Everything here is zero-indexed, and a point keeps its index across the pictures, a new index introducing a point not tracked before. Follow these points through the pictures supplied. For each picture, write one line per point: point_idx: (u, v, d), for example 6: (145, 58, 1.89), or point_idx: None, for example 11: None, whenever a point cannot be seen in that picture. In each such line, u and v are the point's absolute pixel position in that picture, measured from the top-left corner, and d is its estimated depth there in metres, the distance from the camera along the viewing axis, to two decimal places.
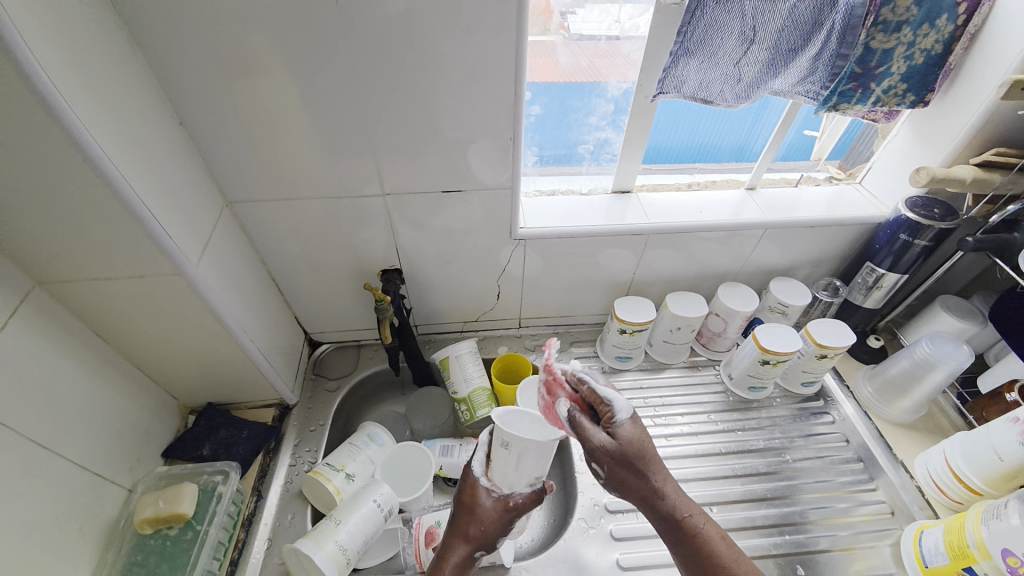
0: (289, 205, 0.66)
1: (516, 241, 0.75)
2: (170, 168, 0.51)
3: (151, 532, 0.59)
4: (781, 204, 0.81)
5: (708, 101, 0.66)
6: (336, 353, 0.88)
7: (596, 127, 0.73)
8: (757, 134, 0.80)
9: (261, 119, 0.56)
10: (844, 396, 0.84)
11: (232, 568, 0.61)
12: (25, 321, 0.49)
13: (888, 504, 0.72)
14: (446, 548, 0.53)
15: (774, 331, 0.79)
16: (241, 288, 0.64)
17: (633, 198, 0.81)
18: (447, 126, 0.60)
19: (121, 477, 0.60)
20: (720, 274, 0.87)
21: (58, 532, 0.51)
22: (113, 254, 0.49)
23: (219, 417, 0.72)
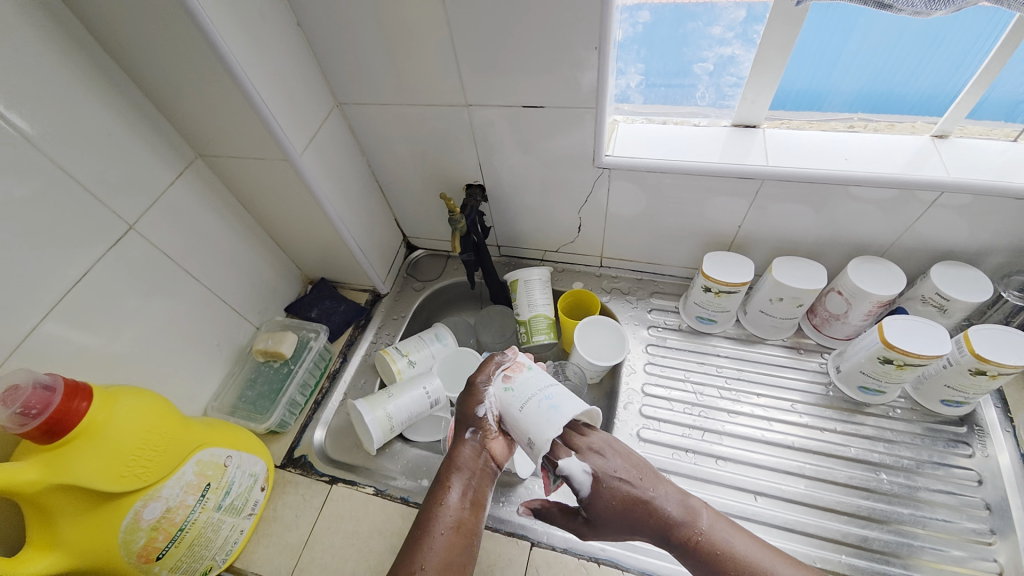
0: (386, 110, 0.71)
1: (600, 170, 0.70)
2: (287, 64, 0.59)
3: (263, 360, 0.76)
4: (982, 162, 0.59)
5: (885, 4, 0.48)
6: (428, 258, 0.97)
7: (720, 40, 0.60)
8: (935, 75, 0.58)
9: (357, 23, 0.59)
10: (1000, 432, 0.64)
11: (314, 406, 0.76)
12: (187, 182, 0.64)
13: (1001, 565, 0.57)
14: (455, 452, 0.55)
15: (909, 326, 0.62)
16: (342, 183, 0.73)
17: (759, 133, 0.67)
18: (529, 34, 0.56)
19: (251, 317, 0.78)
20: (861, 245, 0.69)
21: (203, 343, 0.70)
22: (239, 136, 0.60)
23: (326, 290, 0.87)
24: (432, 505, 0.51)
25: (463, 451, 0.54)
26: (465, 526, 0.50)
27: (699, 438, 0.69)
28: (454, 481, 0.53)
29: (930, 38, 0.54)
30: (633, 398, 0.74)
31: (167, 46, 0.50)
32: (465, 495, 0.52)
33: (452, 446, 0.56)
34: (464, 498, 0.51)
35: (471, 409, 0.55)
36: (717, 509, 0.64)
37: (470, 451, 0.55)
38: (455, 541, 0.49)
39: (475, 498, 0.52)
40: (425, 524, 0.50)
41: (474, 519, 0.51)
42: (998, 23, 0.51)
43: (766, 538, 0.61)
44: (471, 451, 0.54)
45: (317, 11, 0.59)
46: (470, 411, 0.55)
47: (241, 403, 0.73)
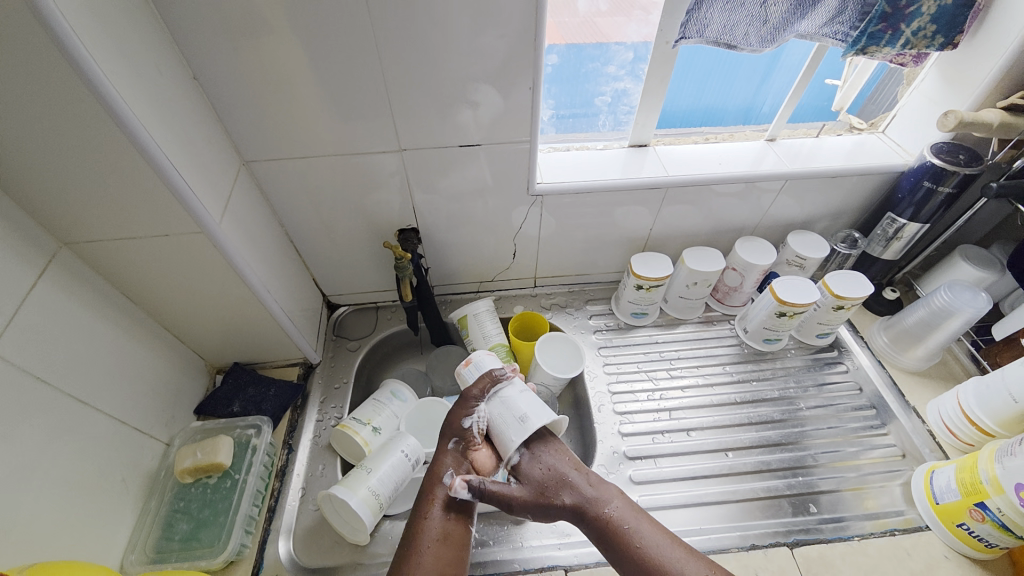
0: (304, 163, 0.65)
1: (533, 197, 0.75)
2: (186, 125, 0.51)
3: (192, 481, 0.62)
4: (803, 154, 0.80)
5: (732, 46, 0.64)
6: (355, 315, 0.89)
7: (614, 77, 0.72)
8: (775, 95, 0.79)
9: (272, 72, 0.55)
10: (859, 347, 0.85)
11: (270, 514, 0.64)
12: (55, 280, 0.50)
13: (899, 447, 0.75)
14: (438, 465, 0.58)
15: (791, 283, 0.78)
16: (261, 249, 0.65)
17: (650, 151, 0.80)
18: (464, 78, 0.58)
19: (158, 432, 0.63)
20: (738, 228, 0.86)
21: (101, 480, 0.55)
22: (137, 211, 0.50)
23: (246, 375, 0.74)
24: (420, 518, 0.54)
25: (447, 461, 0.58)
26: (452, 536, 0.53)
27: (667, 418, 0.78)
28: (439, 493, 0.56)
29: (765, 68, 0.74)
30: (603, 400, 0.80)
31: (36, 111, 0.40)
32: (450, 502, 0.55)
33: (435, 461, 0.59)
34: (449, 509, 0.55)
35: (458, 420, 0.59)
36: (701, 474, 0.72)
37: (454, 459, 0.58)
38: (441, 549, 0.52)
39: (461, 505, 0.56)
40: (414, 535, 0.53)
41: (459, 527, 0.54)
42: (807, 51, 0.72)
43: (745, 485, 0.71)
44: (452, 460, 0.58)
45: (220, 63, 0.53)
46: (455, 423, 0.59)
47: (173, 544, 0.58)
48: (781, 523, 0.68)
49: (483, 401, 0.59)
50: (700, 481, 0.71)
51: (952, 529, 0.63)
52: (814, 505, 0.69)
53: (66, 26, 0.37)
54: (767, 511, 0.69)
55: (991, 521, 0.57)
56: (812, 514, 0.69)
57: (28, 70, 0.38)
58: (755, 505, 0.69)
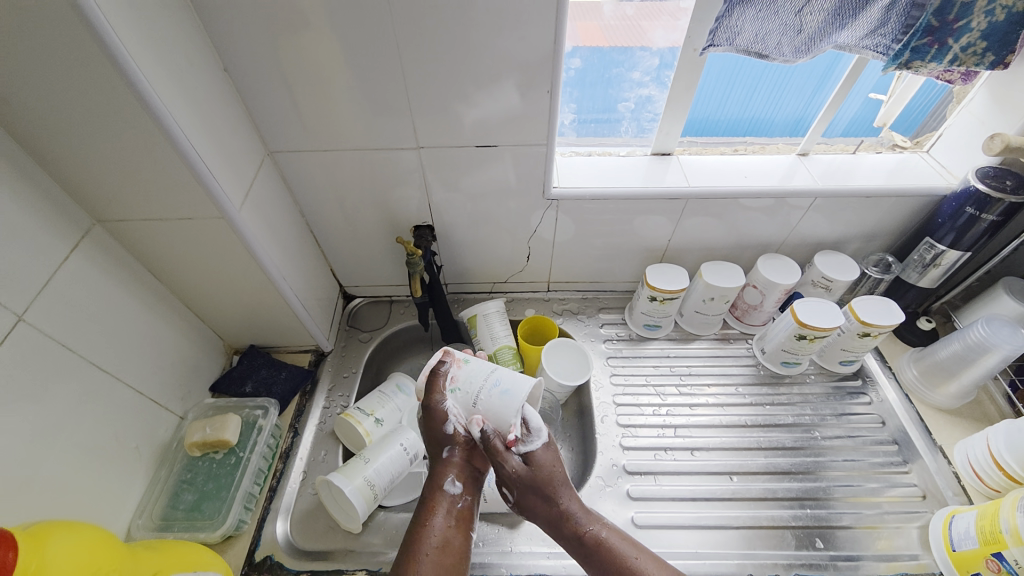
0: (325, 157, 0.67)
1: (549, 201, 0.74)
2: (214, 115, 0.54)
3: (200, 454, 0.65)
4: (835, 171, 0.76)
5: (763, 56, 0.61)
6: (369, 307, 0.91)
7: (638, 83, 0.71)
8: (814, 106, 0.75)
9: (298, 68, 0.57)
10: (886, 378, 0.81)
11: (270, 494, 0.66)
12: (87, 255, 0.54)
13: (921, 488, 0.70)
14: (439, 474, 0.55)
15: (813, 306, 0.75)
16: (279, 237, 0.67)
17: (673, 160, 0.78)
18: (483, 80, 0.59)
19: (174, 405, 0.67)
20: (762, 244, 0.83)
21: (117, 445, 0.58)
22: (164, 194, 0.52)
23: (260, 358, 0.77)
24: (420, 526, 0.52)
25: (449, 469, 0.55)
26: (452, 544, 0.51)
27: (672, 435, 0.76)
28: (440, 500, 0.54)
29: (822, 76, 0.70)
30: (607, 411, 0.78)
31: (75, 96, 0.43)
32: (450, 512, 0.53)
33: (435, 470, 0.56)
34: (450, 517, 0.53)
35: (438, 428, 0.56)
36: (702, 496, 0.70)
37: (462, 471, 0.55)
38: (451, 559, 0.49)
39: (465, 513, 0.53)
40: (413, 543, 0.50)
41: (462, 536, 0.52)
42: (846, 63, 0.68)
43: (747, 511, 0.69)
44: (454, 468, 0.55)
45: (250, 57, 0.55)
46: (439, 432, 0.56)
47: (178, 513, 0.61)
48: (783, 555, 0.65)
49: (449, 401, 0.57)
50: (701, 503, 0.69)
51: None
52: (820, 541, 0.66)
53: (101, 19, 0.39)
54: (769, 541, 0.66)
55: (1008, 574, 0.54)
56: (817, 549, 0.65)
57: (70, 59, 0.40)
58: (757, 534, 0.67)
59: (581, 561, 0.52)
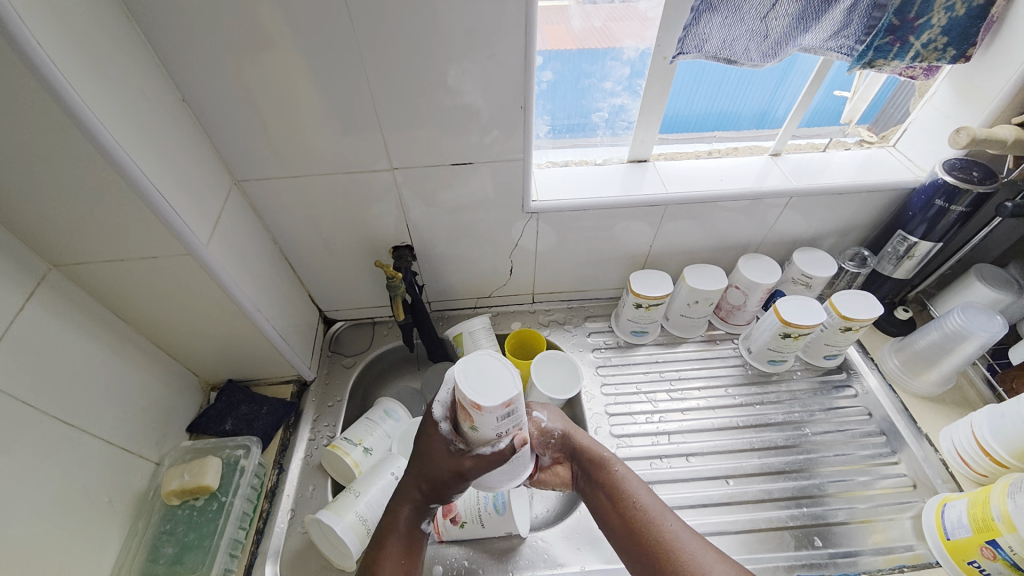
0: (296, 182, 0.65)
1: (529, 215, 0.74)
2: (173, 148, 0.51)
3: (179, 503, 0.62)
4: (807, 169, 0.77)
5: (732, 61, 0.62)
6: (351, 330, 0.89)
7: (611, 93, 0.71)
8: (790, 99, 0.76)
9: (262, 95, 0.55)
10: (870, 370, 0.82)
11: (257, 537, 0.63)
12: (44, 303, 0.51)
13: (910, 477, 0.72)
14: (397, 499, 0.53)
15: (795, 304, 0.76)
16: (252, 269, 0.64)
17: (650, 166, 0.78)
18: (455, 99, 0.58)
19: (148, 451, 0.63)
20: (741, 245, 0.84)
21: (88, 502, 0.55)
22: (124, 235, 0.50)
23: (239, 393, 0.74)
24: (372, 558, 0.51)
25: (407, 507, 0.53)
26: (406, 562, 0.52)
27: (666, 442, 0.75)
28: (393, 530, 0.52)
29: (788, 66, 0.70)
30: (600, 422, 0.78)
31: (20, 140, 0.40)
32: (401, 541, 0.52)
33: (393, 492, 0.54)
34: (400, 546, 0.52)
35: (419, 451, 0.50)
36: (700, 502, 0.70)
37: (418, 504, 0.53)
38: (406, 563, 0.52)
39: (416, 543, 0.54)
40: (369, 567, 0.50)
41: (411, 562, 0.52)
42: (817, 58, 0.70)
43: (746, 515, 0.69)
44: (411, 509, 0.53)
45: (209, 85, 0.53)
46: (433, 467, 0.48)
47: (159, 567, 0.58)
48: (784, 557, 0.65)
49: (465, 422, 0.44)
50: (699, 510, 0.69)
51: (962, 566, 0.60)
52: (819, 539, 0.67)
53: (44, 58, 0.37)
54: (769, 544, 0.66)
55: (1002, 560, 0.55)
56: (817, 548, 0.66)
57: (12, 101, 0.38)
58: (757, 537, 0.67)
59: (592, 495, 0.57)
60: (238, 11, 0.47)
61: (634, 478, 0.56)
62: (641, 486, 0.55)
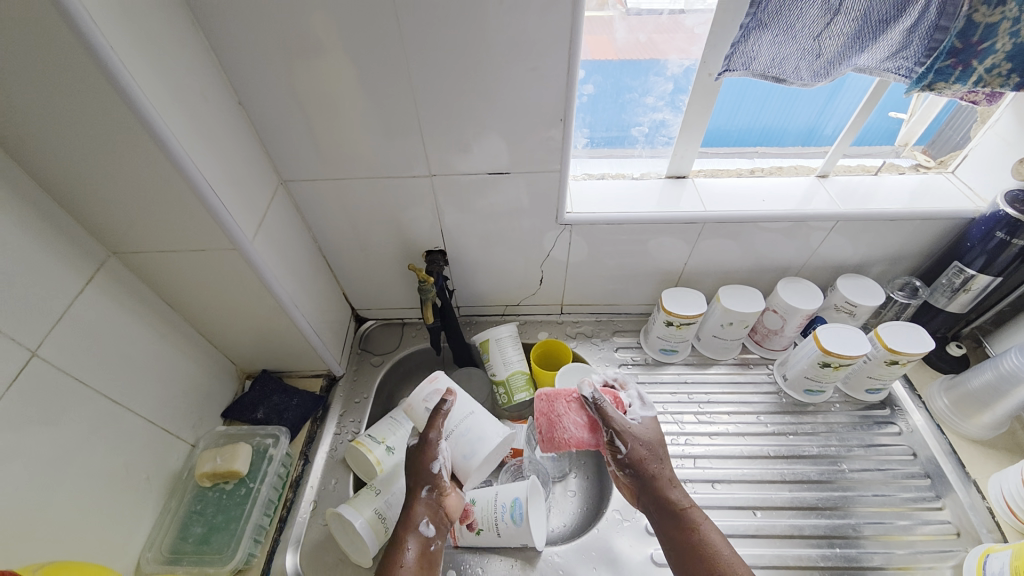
0: (338, 184, 0.67)
1: (563, 226, 0.74)
2: (228, 149, 0.55)
3: (209, 485, 0.64)
4: (856, 192, 0.74)
5: (780, 80, 0.60)
6: (381, 329, 0.91)
7: (652, 108, 0.70)
8: (838, 118, 0.73)
9: (312, 100, 0.57)
10: (916, 408, 0.77)
11: (280, 524, 0.65)
12: (102, 287, 0.54)
13: (954, 525, 0.67)
14: (411, 512, 0.56)
15: (836, 332, 0.72)
16: (292, 265, 0.67)
17: (688, 183, 0.77)
18: (495, 109, 0.59)
19: (185, 433, 0.67)
20: (781, 267, 0.81)
21: (128, 476, 0.58)
22: (179, 227, 0.53)
23: (272, 383, 0.77)
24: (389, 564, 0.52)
25: (421, 509, 0.56)
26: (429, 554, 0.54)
27: (691, 466, 0.73)
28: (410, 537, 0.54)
29: (841, 84, 0.68)
30: None
31: (92, 135, 0.44)
32: (421, 549, 0.54)
33: (405, 506, 0.57)
34: (419, 554, 0.53)
35: (424, 467, 0.57)
36: (723, 532, 0.67)
37: (424, 508, 0.56)
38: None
39: (431, 553, 0.54)
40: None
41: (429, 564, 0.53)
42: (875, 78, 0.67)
43: (772, 550, 0.66)
44: (426, 507, 0.56)
45: (263, 89, 0.56)
46: (423, 468, 0.57)
47: (187, 545, 0.60)
48: None
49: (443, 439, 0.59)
50: None
51: None
52: None
53: (119, 63, 0.40)
54: None
55: None
56: None
57: (88, 100, 0.41)
58: (783, 574, 0.64)
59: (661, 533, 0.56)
60: (296, 21, 0.50)
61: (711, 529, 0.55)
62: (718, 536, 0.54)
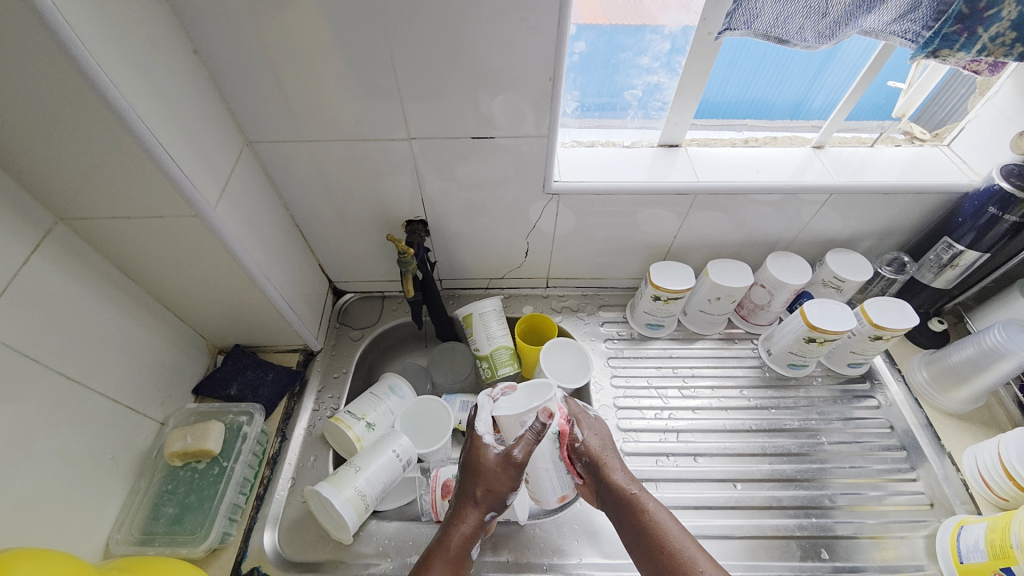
0: (310, 147, 0.62)
1: (550, 195, 0.70)
2: (184, 106, 0.49)
3: (181, 464, 0.62)
4: (852, 164, 0.72)
5: (783, 41, 0.56)
6: (360, 302, 0.87)
7: (647, 69, 0.66)
8: (829, 91, 0.71)
9: (276, 52, 0.52)
10: (895, 382, 0.78)
11: (257, 502, 0.64)
12: (50, 257, 0.50)
13: (927, 496, 0.69)
14: (458, 513, 0.57)
15: (823, 307, 0.72)
16: (261, 234, 0.63)
17: (682, 152, 0.74)
18: (479, 67, 0.54)
19: (153, 411, 0.64)
20: (771, 241, 0.79)
21: (92, 457, 0.55)
22: (132, 193, 0.48)
23: (246, 358, 0.74)
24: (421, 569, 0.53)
25: (467, 517, 0.56)
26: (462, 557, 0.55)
27: (674, 440, 0.73)
28: (450, 540, 0.55)
29: (829, 58, 0.66)
30: (607, 414, 0.76)
31: (22, 84, 0.38)
32: (453, 556, 0.54)
33: (455, 505, 0.58)
34: (449, 563, 0.53)
35: (486, 481, 0.57)
36: (704, 504, 0.68)
37: (477, 525, 0.56)
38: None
39: (461, 557, 0.55)
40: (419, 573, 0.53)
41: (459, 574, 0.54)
42: (869, 53, 0.65)
43: (751, 521, 0.67)
44: (472, 518, 0.56)
45: (222, 40, 0.51)
46: (480, 483, 0.57)
47: (160, 526, 0.59)
48: (788, 568, 0.63)
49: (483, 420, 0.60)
50: (703, 511, 0.67)
51: None
52: (825, 552, 0.65)
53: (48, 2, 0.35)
54: (774, 552, 0.64)
55: None
56: (823, 561, 0.64)
57: (13, 42, 0.36)
58: (762, 544, 0.65)
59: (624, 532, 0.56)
60: None
61: (669, 522, 0.55)
62: (677, 530, 0.54)
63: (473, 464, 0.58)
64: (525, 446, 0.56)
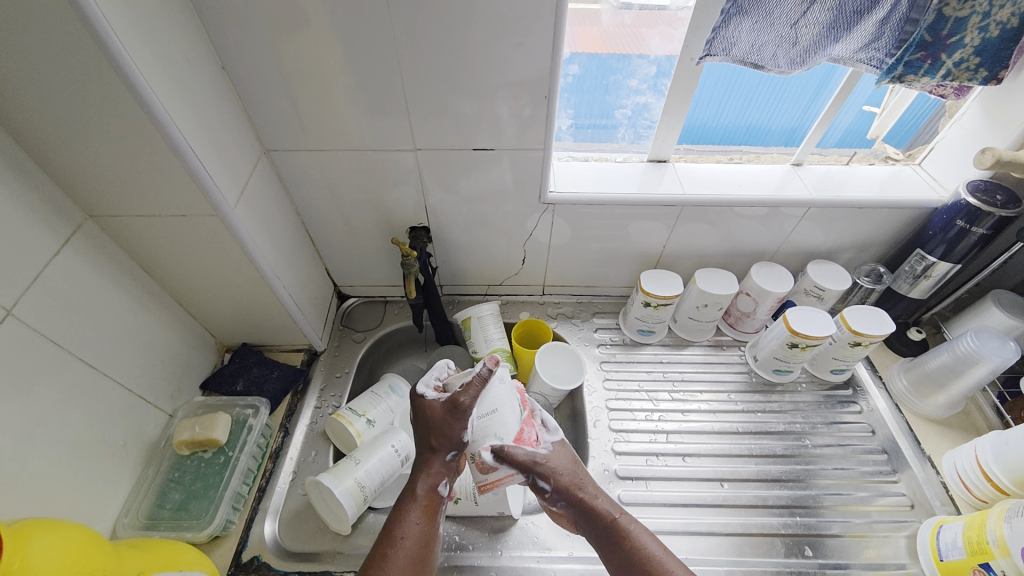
0: (323, 156, 0.67)
1: (545, 205, 0.75)
2: (212, 116, 0.54)
3: (188, 453, 0.65)
4: (829, 180, 0.77)
5: (759, 66, 0.62)
6: (363, 306, 0.91)
7: (635, 90, 0.72)
8: None
9: (294, 71, 0.57)
10: (877, 389, 0.81)
11: (259, 494, 0.66)
12: (80, 251, 0.54)
13: (909, 497, 0.71)
14: (426, 466, 0.57)
15: (805, 314, 0.75)
16: (274, 236, 0.67)
17: (669, 167, 0.79)
18: (480, 86, 0.59)
19: (163, 403, 0.66)
20: (755, 253, 0.84)
21: (105, 443, 0.58)
22: (158, 193, 0.53)
23: (252, 356, 0.77)
24: (395, 523, 0.53)
25: (432, 471, 0.56)
26: (433, 505, 0.55)
27: (664, 441, 0.76)
28: (418, 496, 0.55)
29: (818, 85, 0.71)
30: (599, 415, 0.79)
31: (73, 93, 0.43)
32: (423, 507, 0.54)
33: (421, 458, 0.58)
34: (421, 515, 0.54)
35: (454, 434, 0.56)
36: (692, 502, 0.70)
37: (442, 468, 0.57)
38: (420, 552, 0.52)
39: (434, 504, 0.55)
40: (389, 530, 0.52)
41: (429, 525, 0.54)
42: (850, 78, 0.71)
43: (738, 519, 0.69)
44: (439, 467, 0.57)
45: (248, 59, 0.56)
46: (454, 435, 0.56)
47: (165, 512, 0.61)
48: (773, 564, 0.65)
49: (435, 394, 0.59)
50: (690, 509, 0.69)
51: None
52: (809, 549, 0.66)
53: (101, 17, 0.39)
54: (760, 549, 0.66)
55: None
56: (807, 557, 0.66)
57: (68, 55, 0.41)
58: (747, 541, 0.67)
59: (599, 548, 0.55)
60: None
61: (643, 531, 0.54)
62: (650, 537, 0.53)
63: (425, 420, 0.57)
64: (474, 390, 0.56)
